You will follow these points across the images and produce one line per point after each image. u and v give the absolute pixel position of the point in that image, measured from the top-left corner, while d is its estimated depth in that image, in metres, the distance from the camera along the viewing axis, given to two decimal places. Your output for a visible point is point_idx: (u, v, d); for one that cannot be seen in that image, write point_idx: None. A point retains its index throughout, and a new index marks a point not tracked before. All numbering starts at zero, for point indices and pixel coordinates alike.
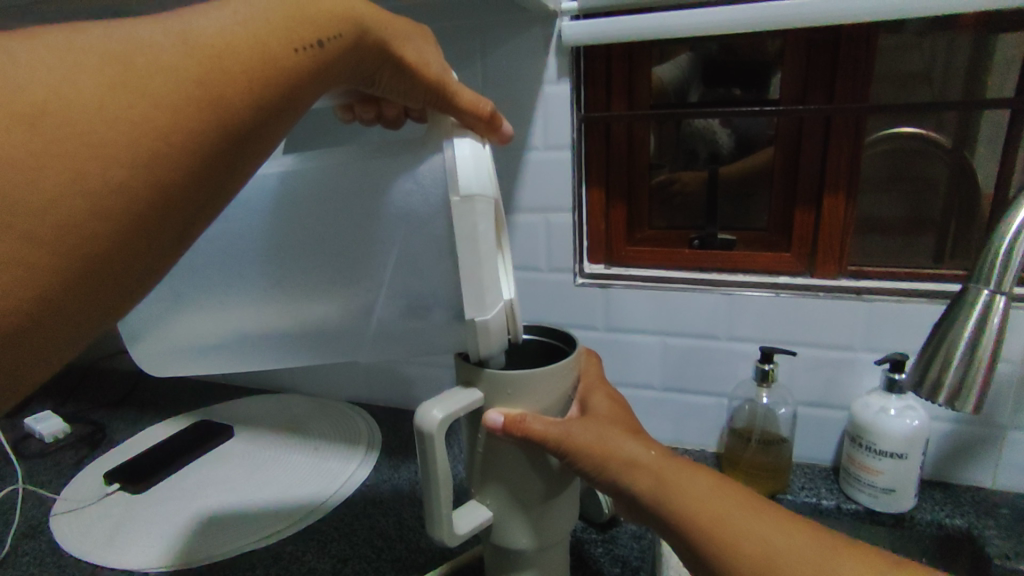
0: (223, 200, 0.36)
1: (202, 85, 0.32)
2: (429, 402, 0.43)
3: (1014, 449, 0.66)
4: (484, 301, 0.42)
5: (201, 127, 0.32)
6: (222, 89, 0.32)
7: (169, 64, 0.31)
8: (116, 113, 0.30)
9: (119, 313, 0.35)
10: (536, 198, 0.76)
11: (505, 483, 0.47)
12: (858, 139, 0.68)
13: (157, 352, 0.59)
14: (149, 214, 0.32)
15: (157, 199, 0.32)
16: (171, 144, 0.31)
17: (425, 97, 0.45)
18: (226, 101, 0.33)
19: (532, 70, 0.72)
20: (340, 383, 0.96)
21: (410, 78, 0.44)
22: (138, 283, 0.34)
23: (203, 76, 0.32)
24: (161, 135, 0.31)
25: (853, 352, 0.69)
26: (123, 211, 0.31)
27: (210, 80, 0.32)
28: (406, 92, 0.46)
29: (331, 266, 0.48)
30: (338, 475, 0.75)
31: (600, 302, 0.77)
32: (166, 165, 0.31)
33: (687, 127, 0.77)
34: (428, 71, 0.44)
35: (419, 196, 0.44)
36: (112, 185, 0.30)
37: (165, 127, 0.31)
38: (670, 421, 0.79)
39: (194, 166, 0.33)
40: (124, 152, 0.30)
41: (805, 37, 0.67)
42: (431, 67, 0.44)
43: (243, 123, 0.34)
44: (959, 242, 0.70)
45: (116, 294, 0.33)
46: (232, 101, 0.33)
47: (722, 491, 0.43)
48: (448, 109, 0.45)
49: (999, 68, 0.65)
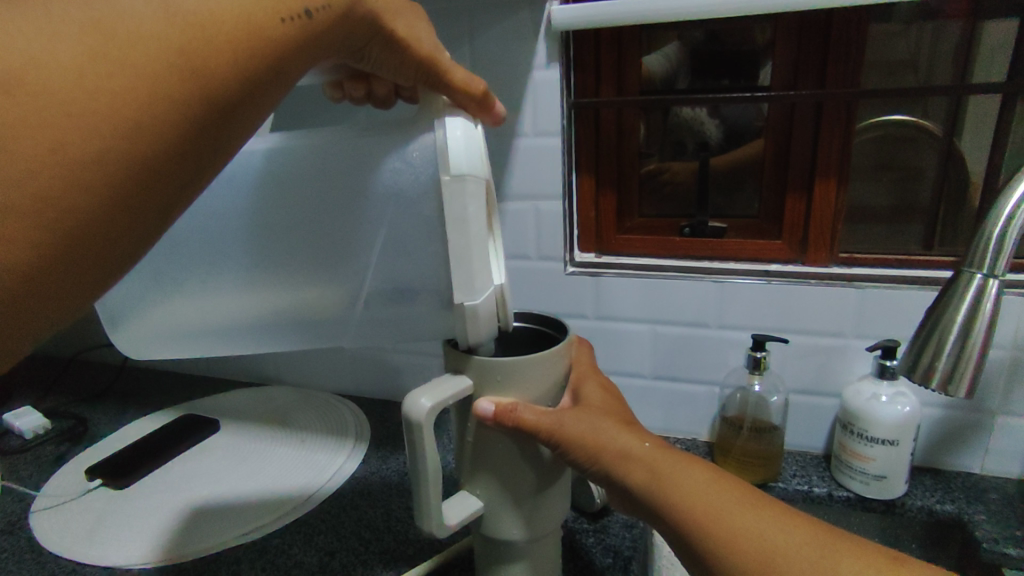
0: (209, 175, 0.35)
1: (185, 55, 0.30)
2: (418, 390, 0.42)
3: (1003, 435, 0.66)
4: (474, 285, 0.41)
5: (183, 99, 0.31)
6: (206, 58, 0.31)
7: (150, 32, 0.30)
8: (94, 83, 0.29)
9: (103, 292, 0.34)
10: (526, 185, 0.75)
11: (496, 472, 0.46)
12: (850, 125, 0.67)
13: (139, 339, 0.58)
14: (131, 188, 0.31)
15: (139, 174, 0.31)
16: (151, 115, 0.30)
17: (418, 74, 0.44)
18: (210, 71, 0.31)
19: (522, 55, 0.70)
20: (329, 373, 0.95)
21: (401, 53, 0.43)
22: (120, 261, 0.33)
23: (186, 45, 0.30)
24: (140, 106, 0.30)
25: (844, 338, 0.69)
26: (104, 185, 0.30)
27: (193, 49, 0.31)
28: (397, 68, 0.44)
29: (317, 250, 0.47)
30: (326, 467, 0.74)
31: (589, 290, 0.77)
32: (148, 138, 0.30)
33: (675, 116, 0.76)
34: (419, 47, 0.43)
35: (409, 175, 0.43)
36: (92, 158, 0.29)
37: (145, 99, 0.30)
38: (662, 409, 0.79)
39: (179, 140, 0.31)
40: (104, 124, 0.29)
41: (797, 21, 0.67)
42: (421, 44, 0.44)
43: (229, 95, 0.32)
44: (949, 229, 0.70)
45: (96, 273, 0.32)
46: (216, 72, 0.31)
47: (718, 485, 0.42)
48: (440, 87, 0.44)
49: (986, 53, 0.65)
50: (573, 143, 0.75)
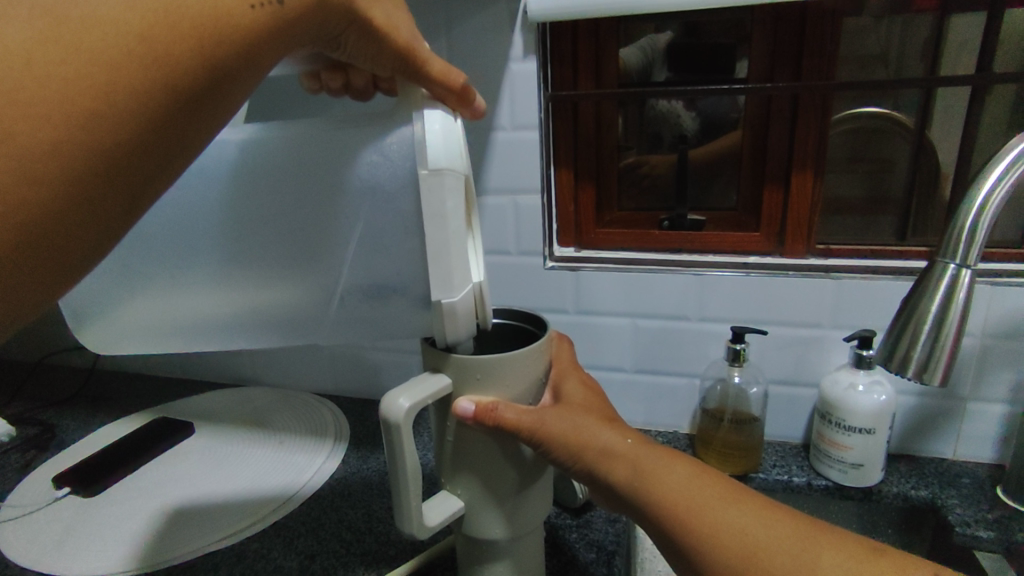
0: (177, 169, 0.33)
1: (146, 41, 0.29)
2: (396, 390, 0.41)
3: (974, 420, 0.68)
4: (451, 282, 0.40)
5: (144, 86, 0.30)
6: (169, 45, 0.30)
7: (107, 17, 0.28)
8: (47, 70, 0.28)
9: (66, 288, 0.33)
10: (503, 179, 0.74)
11: (477, 471, 0.45)
12: (825, 117, 0.68)
13: (109, 337, 0.56)
14: (90, 182, 0.30)
15: (98, 167, 0.30)
16: (111, 104, 0.29)
17: (396, 65, 0.42)
18: (173, 59, 0.30)
19: (497, 47, 0.69)
20: (306, 372, 0.93)
21: (378, 42, 0.41)
22: (82, 259, 0.32)
23: (147, 31, 0.29)
24: (100, 95, 0.29)
25: (822, 329, 0.69)
26: (59, 177, 0.29)
27: (155, 36, 0.29)
28: (375, 59, 0.43)
29: (292, 246, 0.46)
30: (304, 469, 0.73)
31: (570, 284, 0.76)
32: (108, 128, 0.29)
33: (652, 109, 0.75)
34: (398, 36, 0.42)
35: (387, 169, 0.41)
36: (47, 149, 0.28)
37: (103, 88, 0.29)
38: (643, 402, 0.79)
39: (140, 131, 0.30)
40: (55, 113, 0.28)
41: (773, 15, 0.67)
42: (400, 33, 0.42)
43: (195, 85, 0.31)
44: (920, 220, 0.71)
45: (56, 268, 0.31)
46: (180, 60, 0.30)
47: (700, 480, 0.42)
48: (421, 79, 0.42)
49: (953, 47, 0.66)
50: (551, 136, 0.75)
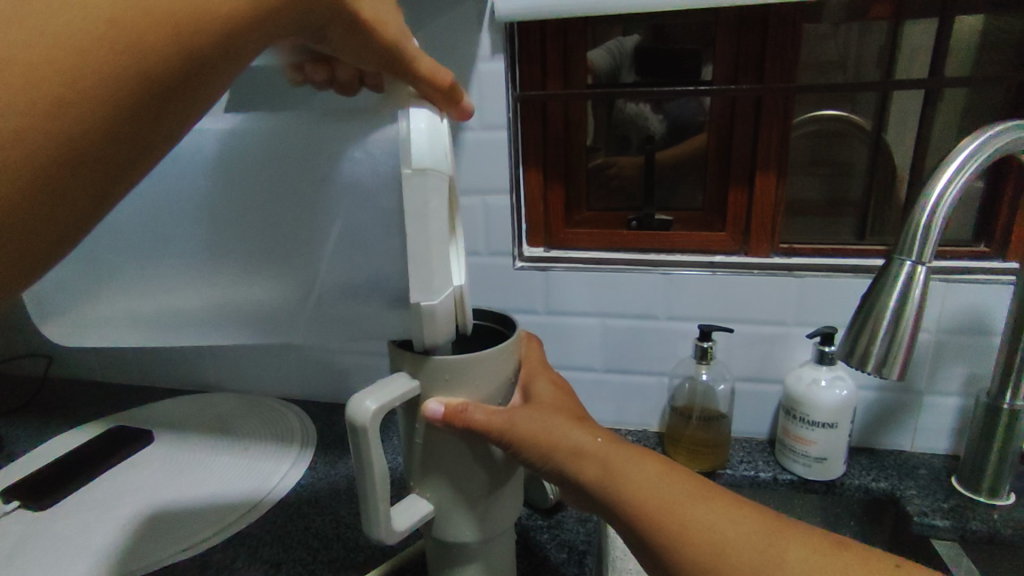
0: (148, 160, 0.33)
1: (117, 26, 0.28)
2: (362, 392, 0.40)
3: (930, 414, 0.70)
4: (432, 284, 0.38)
5: (115, 73, 0.29)
6: (142, 32, 0.29)
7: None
8: (9, 52, 0.27)
9: (29, 279, 0.32)
10: (472, 179, 0.74)
11: (447, 474, 0.44)
12: (788, 118, 0.69)
13: (76, 332, 0.55)
14: (55, 171, 0.29)
15: (66, 155, 0.29)
16: (79, 92, 0.28)
17: (380, 62, 0.41)
18: (146, 47, 0.29)
19: (465, 47, 0.69)
20: (273, 377, 0.91)
21: (365, 39, 0.40)
22: (46, 251, 0.31)
23: (118, 15, 0.28)
24: (68, 81, 0.28)
25: (786, 327, 0.71)
26: (23, 166, 0.28)
27: (126, 21, 0.28)
28: (359, 53, 0.41)
29: (267, 240, 0.45)
30: (270, 475, 0.71)
31: (539, 284, 0.76)
32: (75, 116, 0.29)
33: (620, 112, 0.76)
34: (385, 32, 0.40)
35: (368, 165, 0.40)
36: (10, 137, 0.27)
37: (71, 73, 0.28)
38: (613, 401, 0.79)
39: (110, 120, 0.30)
40: (19, 99, 0.27)
41: (736, 17, 0.68)
42: (388, 28, 0.40)
43: (169, 73, 0.30)
44: (879, 220, 0.73)
45: (20, 258, 0.31)
46: (154, 48, 0.29)
47: (669, 478, 0.42)
48: (407, 77, 0.42)
49: (907, 53, 0.68)
50: (519, 137, 0.74)
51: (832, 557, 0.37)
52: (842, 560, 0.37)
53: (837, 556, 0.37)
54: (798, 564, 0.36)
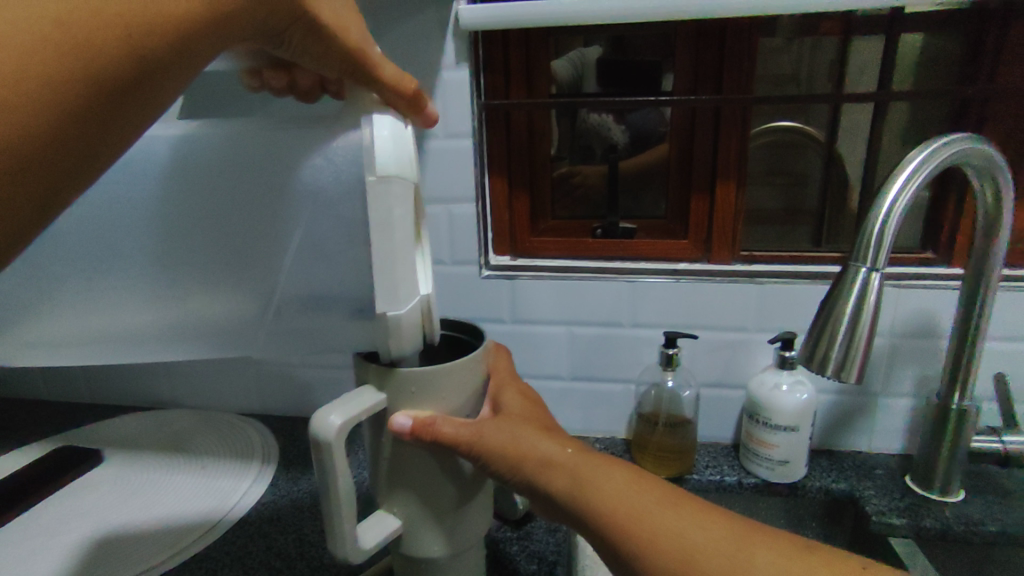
0: (100, 167, 0.32)
1: (64, 27, 0.28)
2: (327, 407, 0.39)
3: (885, 415, 0.73)
4: (398, 294, 0.37)
5: (61, 75, 0.28)
6: (91, 34, 0.28)
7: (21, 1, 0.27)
8: None
9: None
10: (437, 188, 0.73)
11: (415, 489, 0.43)
12: (745, 129, 0.71)
13: (16, 348, 0.52)
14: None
15: (10, 161, 0.28)
16: (22, 93, 0.27)
17: (343, 67, 0.40)
18: (94, 47, 0.29)
19: (429, 54, 0.68)
20: (232, 391, 0.88)
21: (326, 43, 0.38)
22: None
23: (64, 15, 0.28)
24: (10, 82, 0.27)
25: (747, 333, 0.72)
26: None
27: (74, 22, 0.28)
28: (321, 59, 0.40)
29: (225, 250, 0.44)
30: (229, 494, 0.68)
31: (505, 293, 0.76)
32: (18, 120, 0.27)
33: (583, 122, 0.77)
34: (346, 37, 0.39)
35: (329, 173, 0.39)
36: None
37: (13, 75, 0.27)
38: (580, 409, 0.79)
39: (57, 124, 0.29)
40: None
41: (695, 29, 0.69)
42: (349, 33, 0.39)
43: (119, 75, 0.30)
44: (834, 228, 0.76)
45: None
46: (103, 49, 0.29)
47: (638, 486, 0.42)
48: (369, 83, 0.40)
49: (857, 67, 0.70)
50: (485, 147, 0.74)
51: (796, 559, 0.37)
52: (807, 560, 0.37)
53: (802, 557, 0.37)
54: (765, 567, 0.37)
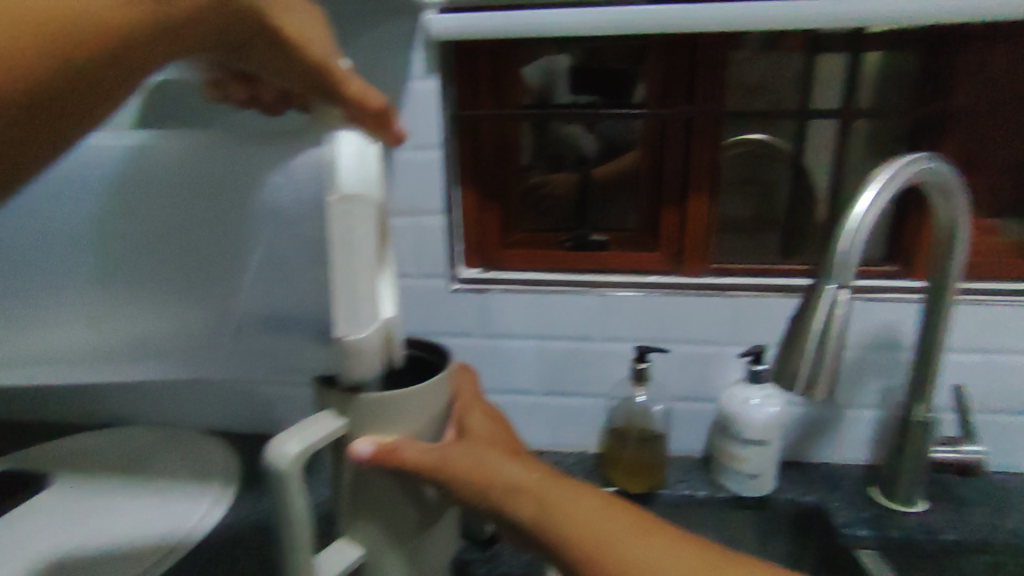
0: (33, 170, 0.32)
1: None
2: (281, 435, 0.37)
3: (851, 427, 0.73)
4: (359, 317, 0.36)
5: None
6: (20, 47, 0.28)
7: None
8: None
9: None
10: (405, 201, 0.72)
11: (379, 517, 0.42)
12: (717, 141, 0.71)
13: None
14: None
15: None
16: None
17: (307, 80, 0.39)
18: (24, 61, 0.28)
19: (397, 64, 0.67)
20: (190, 409, 0.84)
21: (287, 56, 0.38)
22: None
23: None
24: None
25: (718, 346, 0.72)
26: None
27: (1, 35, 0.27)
28: (283, 72, 0.39)
29: (182, 265, 0.42)
30: (188, 515, 0.66)
31: (475, 307, 0.75)
32: None
33: (553, 133, 0.76)
34: (309, 51, 0.37)
35: (290, 192, 0.37)
36: None
37: None
38: (551, 425, 0.79)
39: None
40: None
41: (665, 41, 0.69)
42: (312, 47, 0.38)
43: (51, 88, 0.29)
44: (802, 241, 0.76)
45: None
46: (32, 62, 0.28)
47: (607, 510, 0.41)
48: (334, 98, 0.39)
49: (821, 81, 0.71)
50: (455, 156, 0.72)
51: None
52: None
53: None
54: None
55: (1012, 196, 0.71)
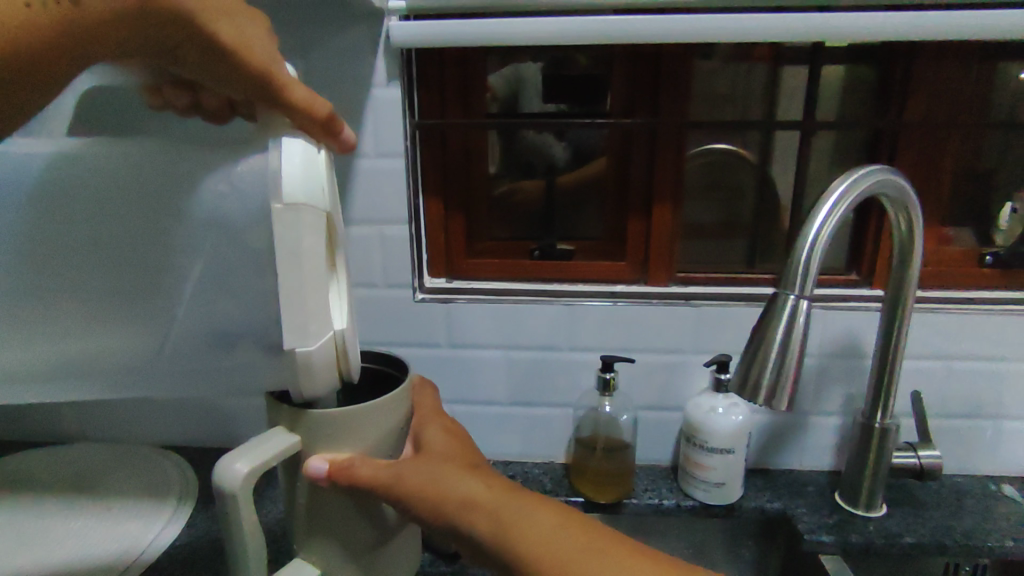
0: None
1: None
2: (230, 454, 0.36)
3: (815, 434, 0.74)
4: (307, 329, 0.35)
5: None
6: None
7: None
8: None
9: None
10: (368, 210, 0.70)
11: (336, 534, 0.41)
12: (681, 152, 0.72)
13: None
14: None
15: None
16: None
17: (250, 88, 0.39)
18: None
19: (356, 72, 0.66)
20: (146, 425, 0.81)
21: (228, 62, 0.37)
22: None
23: None
24: None
25: (683, 355, 0.73)
26: None
27: None
28: (223, 81, 0.39)
29: (119, 282, 0.40)
30: (140, 535, 0.63)
31: (440, 317, 0.74)
32: None
33: (522, 140, 0.76)
34: (252, 56, 0.37)
35: (236, 202, 0.37)
36: None
37: None
38: (519, 435, 0.78)
39: None
40: None
41: (630, 52, 0.70)
42: (255, 53, 0.37)
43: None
44: (766, 250, 0.77)
45: None
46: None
47: (567, 527, 0.40)
48: (280, 107, 0.39)
49: (785, 93, 0.72)
50: (418, 166, 0.72)
51: None
52: None
53: None
54: None
55: (963, 204, 0.73)
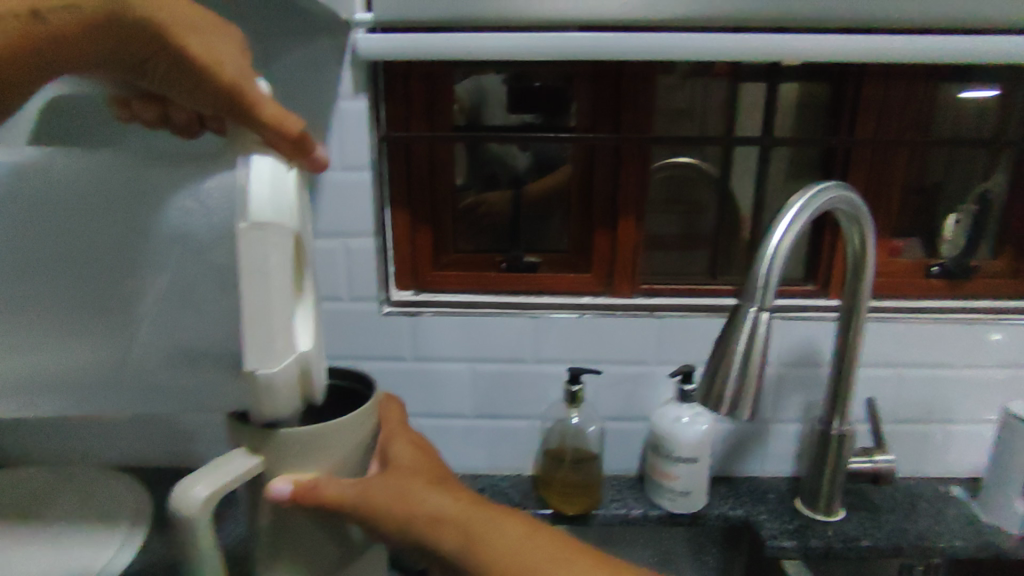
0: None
1: None
2: (189, 478, 0.34)
3: (776, 440, 0.76)
4: (273, 349, 0.34)
5: None
6: None
7: None
8: None
9: None
10: (333, 222, 0.70)
11: (300, 556, 0.40)
12: (645, 167, 0.73)
13: None
14: None
15: None
16: None
17: (216, 101, 0.38)
18: None
19: (322, 83, 0.66)
20: (98, 444, 0.78)
21: (196, 77, 0.38)
22: None
23: None
24: None
25: (648, 366, 0.74)
26: None
27: None
28: (192, 95, 0.39)
29: (71, 298, 0.38)
30: (91, 561, 0.60)
31: (407, 330, 0.73)
32: None
33: (484, 150, 0.75)
34: (222, 72, 0.37)
35: (202, 218, 0.36)
36: None
37: None
38: (486, 448, 0.78)
39: None
40: None
41: (592, 70, 0.71)
42: (223, 68, 0.38)
43: None
44: (725, 262, 0.79)
45: None
46: None
47: (534, 539, 0.40)
48: (249, 122, 0.37)
49: (744, 109, 0.74)
50: (385, 176, 0.72)
51: None
52: None
53: None
54: None
55: (910, 219, 0.76)
